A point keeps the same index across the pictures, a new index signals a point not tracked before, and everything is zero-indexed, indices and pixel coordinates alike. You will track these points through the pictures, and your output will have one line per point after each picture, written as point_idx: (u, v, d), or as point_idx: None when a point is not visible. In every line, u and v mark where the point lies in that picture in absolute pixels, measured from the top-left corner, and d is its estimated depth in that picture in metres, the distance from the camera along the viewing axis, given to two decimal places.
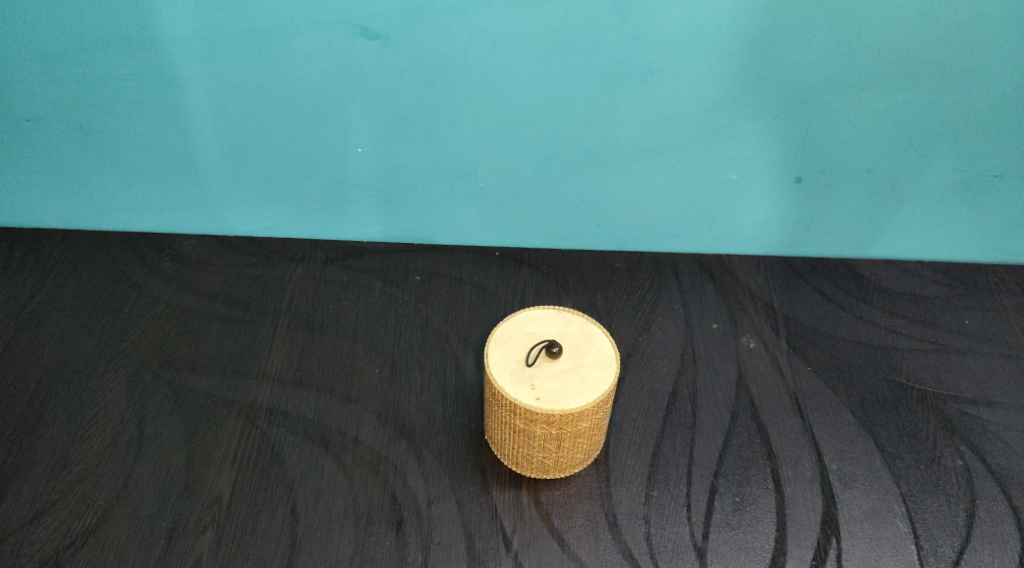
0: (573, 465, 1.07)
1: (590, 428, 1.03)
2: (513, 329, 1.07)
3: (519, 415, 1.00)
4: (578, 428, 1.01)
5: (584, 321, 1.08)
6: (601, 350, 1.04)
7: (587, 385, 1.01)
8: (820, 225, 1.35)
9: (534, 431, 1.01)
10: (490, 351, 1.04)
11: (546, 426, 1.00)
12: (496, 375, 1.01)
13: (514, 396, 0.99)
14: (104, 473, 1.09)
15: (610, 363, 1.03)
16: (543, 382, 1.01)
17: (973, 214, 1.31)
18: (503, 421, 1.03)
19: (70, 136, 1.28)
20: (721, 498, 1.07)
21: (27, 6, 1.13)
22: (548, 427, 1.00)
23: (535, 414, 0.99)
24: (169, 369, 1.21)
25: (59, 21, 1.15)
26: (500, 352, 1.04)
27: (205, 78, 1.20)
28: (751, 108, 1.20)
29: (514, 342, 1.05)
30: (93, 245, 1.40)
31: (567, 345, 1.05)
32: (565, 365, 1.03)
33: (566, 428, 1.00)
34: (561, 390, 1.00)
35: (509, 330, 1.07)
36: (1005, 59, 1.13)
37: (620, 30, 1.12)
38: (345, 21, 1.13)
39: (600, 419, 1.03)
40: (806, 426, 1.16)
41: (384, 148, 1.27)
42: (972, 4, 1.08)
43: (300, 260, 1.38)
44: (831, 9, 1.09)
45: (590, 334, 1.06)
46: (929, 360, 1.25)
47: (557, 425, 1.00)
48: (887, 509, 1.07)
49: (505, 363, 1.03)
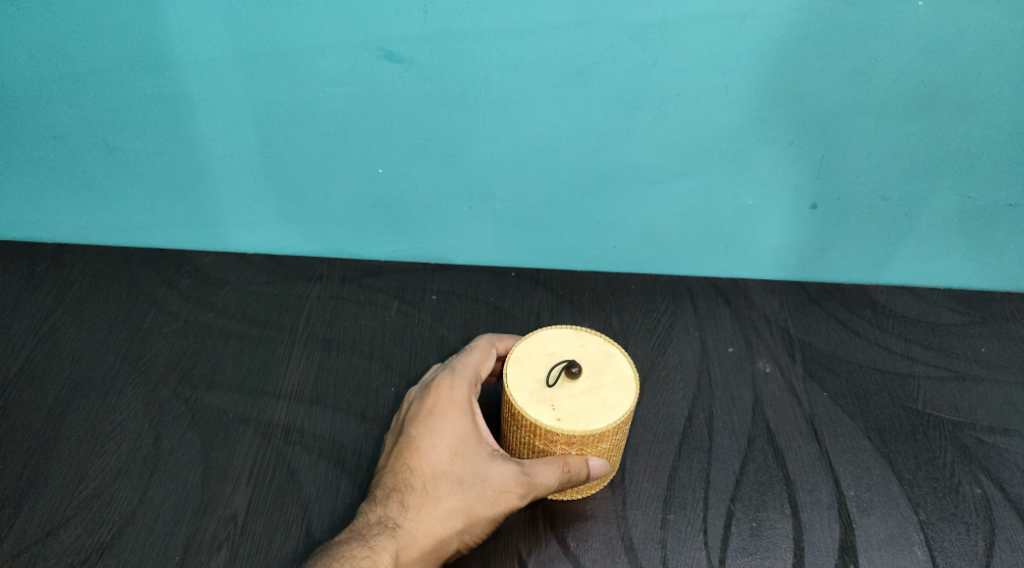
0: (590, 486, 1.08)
1: (610, 449, 1.03)
2: (530, 348, 1.07)
3: (539, 436, 1.01)
4: (598, 448, 1.02)
5: (603, 340, 1.08)
6: (619, 369, 1.04)
7: (607, 406, 1.01)
8: (835, 252, 1.35)
9: (553, 451, 1.02)
10: (509, 370, 1.04)
11: (565, 447, 1.01)
12: (515, 395, 1.01)
13: (534, 418, 0.99)
14: (119, 489, 1.09)
15: (630, 384, 1.03)
16: (563, 402, 1.01)
17: (991, 246, 1.31)
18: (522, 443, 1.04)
19: (95, 152, 1.29)
20: (738, 523, 1.07)
21: (59, 27, 1.16)
22: (568, 447, 1.01)
23: (556, 435, 0.99)
24: (186, 387, 1.22)
25: (89, 41, 1.17)
26: (519, 372, 1.04)
27: (230, 98, 1.21)
28: (767, 136, 1.21)
29: (532, 362, 1.05)
30: (113, 262, 1.41)
31: (588, 364, 1.05)
32: (584, 386, 1.03)
33: (586, 447, 1.01)
34: (582, 411, 1.00)
35: (527, 349, 1.07)
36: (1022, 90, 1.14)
37: (639, 56, 1.14)
38: (371, 45, 1.14)
39: (619, 440, 1.04)
40: (823, 452, 1.15)
41: (405, 169, 1.28)
42: (989, 36, 1.09)
43: (317, 279, 1.39)
44: (849, 40, 1.11)
45: (609, 352, 1.07)
46: (945, 388, 1.25)
47: (578, 445, 1.00)
48: (906, 537, 1.06)
49: (523, 383, 1.03)
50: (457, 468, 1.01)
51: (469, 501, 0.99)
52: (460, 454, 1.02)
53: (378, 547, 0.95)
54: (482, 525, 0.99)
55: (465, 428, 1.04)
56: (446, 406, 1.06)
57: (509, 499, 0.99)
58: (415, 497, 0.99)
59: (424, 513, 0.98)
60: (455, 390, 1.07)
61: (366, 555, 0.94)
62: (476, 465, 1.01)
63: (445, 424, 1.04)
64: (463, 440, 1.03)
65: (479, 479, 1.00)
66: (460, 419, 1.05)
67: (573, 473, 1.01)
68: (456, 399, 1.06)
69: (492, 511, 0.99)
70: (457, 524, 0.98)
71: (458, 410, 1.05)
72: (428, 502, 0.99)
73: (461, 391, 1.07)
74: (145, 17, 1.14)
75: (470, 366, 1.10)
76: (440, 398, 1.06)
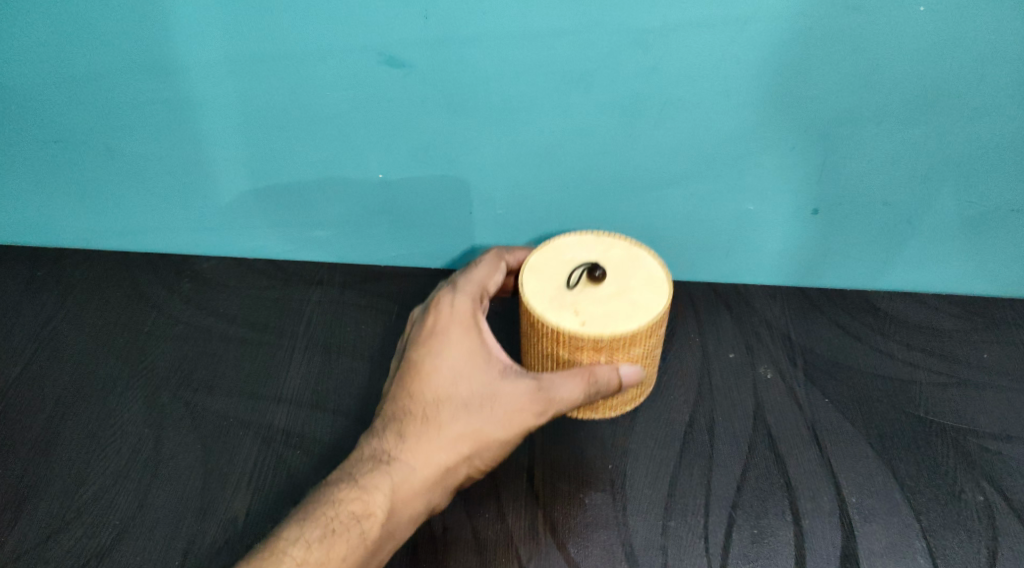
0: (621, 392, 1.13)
1: (639, 357, 1.09)
2: (551, 258, 1.13)
3: (565, 345, 1.06)
4: (626, 355, 1.07)
5: (627, 245, 1.14)
6: (645, 272, 1.10)
7: (634, 308, 1.06)
8: (837, 258, 1.35)
9: (580, 357, 1.07)
10: (528, 279, 1.10)
11: (593, 353, 1.06)
12: (536, 302, 1.07)
13: (561, 323, 1.04)
14: (119, 493, 1.09)
15: (658, 285, 1.09)
16: (586, 306, 1.07)
17: (995, 251, 1.30)
18: (548, 354, 1.09)
19: (96, 156, 1.29)
20: (739, 530, 1.07)
21: (61, 31, 1.16)
22: (596, 353, 1.06)
23: (582, 339, 1.04)
24: (186, 391, 1.21)
25: (90, 45, 1.17)
26: (538, 280, 1.10)
27: (231, 102, 1.21)
28: (769, 141, 1.21)
29: (553, 270, 1.11)
30: (114, 265, 1.41)
31: (613, 269, 1.11)
32: (610, 290, 1.08)
33: (613, 355, 1.06)
34: (608, 315, 1.05)
35: (547, 260, 1.13)
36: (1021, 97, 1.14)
37: (640, 60, 1.14)
38: (372, 49, 1.15)
39: (648, 347, 1.09)
40: (825, 459, 1.15)
41: (405, 174, 1.28)
42: (990, 41, 1.09)
43: (318, 283, 1.38)
44: (850, 46, 1.11)
45: (635, 256, 1.13)
46: (948, 394, 1.24)
47: (606, 351, 1.06)
48: (908, 544, 1.06)
49: (544, 290, 1.09)
50: (457, 391, 1.04)
51: (472, 425, 1.02)
52: (461, 377, 1.04)
53: (372, 486, 0.98)
54: (491, 449, 1.02)
55: (469, 349, 1.07)
56: (448, 328, 1.08)
57: (517, 420, 1.02)
58: (414, 426, 1.02)
59: (424, 443, 1.01)
60: (456, 310, 1.10)
61: (358, 496, 0.98)
62: (477, 389, 1.04)
63: (447, 347, 1.07)
64: (466, 360, 1.05)
65: (484, 402, 1.03)
66: (464, 336, 1.08)
67: (602, 382, 1.05)
68: (458, 316, 1.09)
69: (494, 433, 1.02)
70: (461, 451, 1.01)
71: (459, 330, 1.08)
72: (428, 428, 1.02)
73: (462, 311, 1.10)
74: (146, 21, 1.14)
75: (474, 284, 1.14)
76: (442, 317, 1.09)
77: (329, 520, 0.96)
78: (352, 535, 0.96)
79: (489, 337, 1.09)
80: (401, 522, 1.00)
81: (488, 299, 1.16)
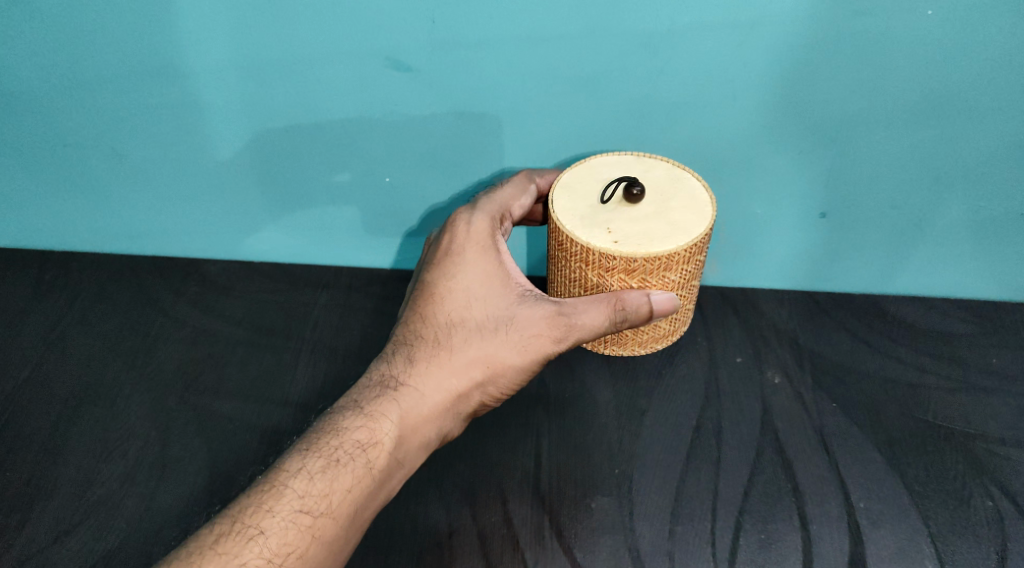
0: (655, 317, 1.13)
1: (673, 280, 1.09)
2: (586, 177, 1.14)
3: (596, 264, 1.07)
4: (661, 278, 1.07)
5: (669, 167, 1.15)
6: (687, 195, 1.10)
7: (672, 229, 1.06)
8: (845, 262, 1.34)
9: (613, 277, 1.07)
10: (561, 197, 1.11)
11: (624, 276, 1.07)
12: (568, 220, 1.08)
13: (593, 241, 1.05)
14: (126, 495, 1.09)
15: (699, 208, 1.09)
16: (619, 225, 1.07)
17: (1004, 256, 1.29)
18: (578, 274, 1.10)
19: (104, 159, 1.30)
20: (746, 535, 1.06)
21: (71, 35, 1.17)
22: (629, 273, 1.06)
23: (614, 258, 1.05)
24: (193, 394, 1.22)
25: (99, 48, 1.18)
26: (572, 199, 1.11)
27: (238, 106, 1.22)
28: (776, 144, 1.21)
29: (586, 189, 1.12)
30: (122, 268, 1.42)
31: (653, 190, 1.11)
32: (647, 210, 1.09)
33: (646, 279, 1.07)
34: (643, 235, 1.06)
35: (581, 178, 1.14)
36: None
37: (648, 64, 1.14)
38: (380, 54, 1.15)
39: (684, 272, 1.09)
40: (832, 464, 1.15)
41: (412, 178, 1.28)
42: (998, 45, 1.09)
43: (325, 287, 1.38)
44: (857, 50, 1.11)
45: (676, 177, 1.13)
46: (956, 399, 1.22)
47: (639, 273, 1.06)
48: (916, 550, 1.05)
49: (578, 208, 1.10)
50: (471, 318, 1.06)
51: (486, 352, 1.04)
52: (475, 303, 1.06)
53: (379, 414, 1.00)
54: (503, 375, 1.05)
55: (486, 272, 1.08)
56: (464, 248, 1.09)
57: (532, 348, 1.04)
58: (426, 352, 1.05)
59: (435, 370, 1.04)
60: (474, 228, 1.10)
61: (364, 423, 0.99)
62: (491, 316, 1.06)
63: (462, 268, 1.08)
64: (481, 285, 1.07)
65: (498, 328, 1.05)
66: (480, 258, 1.08)
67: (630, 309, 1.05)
68: (476, 235, 1.09)
69: (507, 360, 1.04)
70: (474, 377, 1.04)
71: (476, 251, 1.09)
72: (440, 352, 1.04)
73: (479, 230, 1.10)
74: (156, 25, 1.15)
75: (496, 204, 1.12)
76: (459, 237, 1.09)
77: (333, 450, 0.96)
78: (358, 463, 0.96)
79: (507, 260, 1.11)
80: (409, 450, 1.01)
81: (510, 220, 1.14)
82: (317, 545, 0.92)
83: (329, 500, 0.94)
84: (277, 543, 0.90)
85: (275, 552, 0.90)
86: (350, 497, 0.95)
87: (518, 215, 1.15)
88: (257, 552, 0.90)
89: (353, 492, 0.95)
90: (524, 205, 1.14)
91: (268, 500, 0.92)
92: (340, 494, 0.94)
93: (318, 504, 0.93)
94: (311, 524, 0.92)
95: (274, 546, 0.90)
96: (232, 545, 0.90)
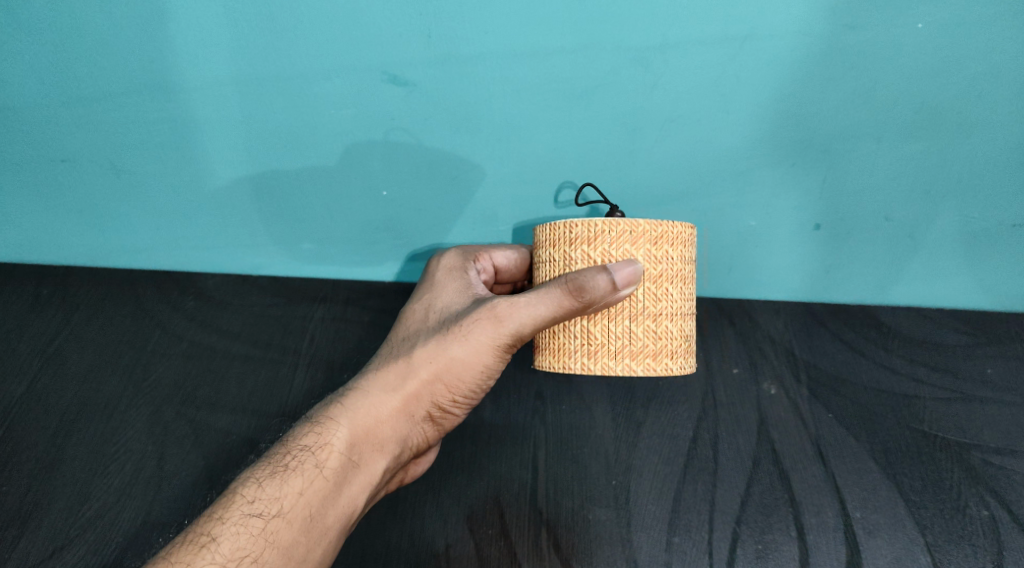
0: (632, 325, 1.03)
1: (643, 263, 1.03)
2: None
3: (560, 240, 1.05)
4: (625, 253, 1.02)
5: None
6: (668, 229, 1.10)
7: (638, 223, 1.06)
8: (841, 272, 1.25)
9: (575, 254, 1.03)
10: None
11: (587, 248, 1.03)
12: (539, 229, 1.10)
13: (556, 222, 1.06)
14: (121, 511, 1.16)
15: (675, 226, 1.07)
16: None
17: (1005, 265, 1.23)
18: (547, 263, 1.06)
19: (102, 174, 1.28)
20: (743, 546, 1.13)
21: (87, 56, 1.24)
22: (590, 246, 1.03)
23: (575, 228, 1.03)
24: (190, 408, 1.23)
25: (110, 69, 1.24)
26: None
27: (240, 119, 1.25)
28: (768, 156, 1.22)
29: None
30: (121, 283, 1.30)
31: None
32: None
33: (609, 251, 1.02)
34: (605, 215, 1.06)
35: None
36: (1004, 114, 1.19)
37: (641, 79, 1.20)
38: (376, 68, 1.21)
39: (654, 255, 1.03)
40: (829, 475, 1.17)
41: (406, 191, 1.26)
42: (971, 64, 1.18)
43: (322, 300, 1.29)
44: (836, 66, 1.19)
45: None
46: (952, 409, 1.21)
47: (601, 242, 1.02)
48: (911, 559, 1.12)
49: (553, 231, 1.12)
50: (427, 325, 1.04)
51: (435, 349, 1.01)
52: (434, 312, 1.06)
53: (328, 419, 0.99)
54: (456, 369, 1.01)
55: (449, 284, 1.09)
56: (435, 272, 1.11)
57: (475, 335, 1.00)
58: (381, 359, 1.04)
59: (386, 372, 1.02)
60: (447, 257, 1.12)
61: (317, 429, 0.99)
62: (444, 319, 1.04)
63: (430, 288, 1.09)
64: (443, 297, 1.07)
65: (449, 326, 1.02)
66: (448, 277, 1.10)
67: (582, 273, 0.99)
68: (449, 262, 1.11)
69: (456, 352, 1.01)
70: (421, 373, 1.01)
71: (444, 273, 1.10)
72: (395, 358, 1.03)
73: (451, 258, 1.12)
74: (182, 37, 1.22)
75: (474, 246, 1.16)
76: (434, 264, 1.12)
77: (284, 458, 0.98)
78: (308, 468, 0.97)
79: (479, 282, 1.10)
80: (365, 455, 0.99)
81: (490, 266, 1.15)
82: (271, 549, 0.93)
83: (281, 503, 0.95)
84: (229, 549, 0.93)
85: (228, 557, 0.92)
86: (304, 499, 0.96)
87: (504, 267, 1.16)
88: (211, 559, 0.92)
89: (305, 496, 0.96)
90: (507, 254, 1.16)
91: (220, 508, 0.95)
92: (292, 497, 0.96)
93: (270, 507, 0.95)
94: (263, 528, 0.94)
95: (227, 552, 0.93)
96: (187, 553, 0.92)
